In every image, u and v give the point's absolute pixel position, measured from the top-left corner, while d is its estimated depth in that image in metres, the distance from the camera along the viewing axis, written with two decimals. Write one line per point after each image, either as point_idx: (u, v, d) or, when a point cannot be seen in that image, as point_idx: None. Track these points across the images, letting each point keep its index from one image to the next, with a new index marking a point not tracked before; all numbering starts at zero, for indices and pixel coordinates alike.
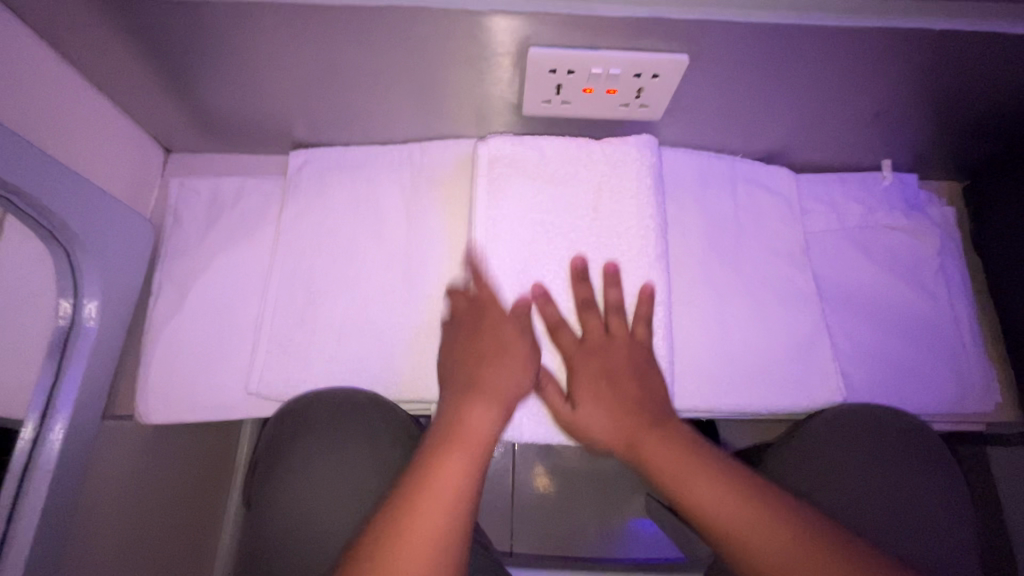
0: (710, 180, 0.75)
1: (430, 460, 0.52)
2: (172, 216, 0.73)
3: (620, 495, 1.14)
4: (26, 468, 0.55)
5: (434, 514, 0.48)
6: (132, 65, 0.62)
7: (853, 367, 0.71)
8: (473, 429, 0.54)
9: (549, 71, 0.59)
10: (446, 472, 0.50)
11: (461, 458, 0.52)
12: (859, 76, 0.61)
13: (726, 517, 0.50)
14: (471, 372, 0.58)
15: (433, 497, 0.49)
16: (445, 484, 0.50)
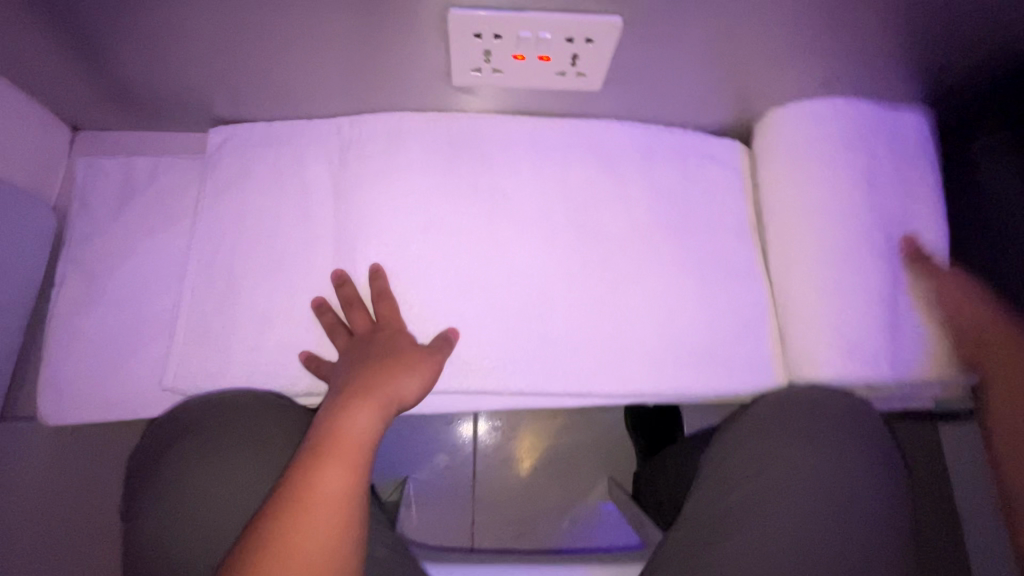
0: (657, 155, 0.71)
1: (307, 468, 0.49)
2: (79, 201, 0.68)
3: (582, 477, 1.13)
4: None
5: (325, 505, 0.47)
6: (13, 33, 0.56)
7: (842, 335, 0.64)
8: (352, 434, 0.52)
9: (475, 36, 0.55)
10: (327, 488, 0.48)
11: (348, 451, 0.51)
12: (804, 39, 0.58)
13: None
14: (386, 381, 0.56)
15: (320, 494, 0.47)
16: (328, 484, 0.48)
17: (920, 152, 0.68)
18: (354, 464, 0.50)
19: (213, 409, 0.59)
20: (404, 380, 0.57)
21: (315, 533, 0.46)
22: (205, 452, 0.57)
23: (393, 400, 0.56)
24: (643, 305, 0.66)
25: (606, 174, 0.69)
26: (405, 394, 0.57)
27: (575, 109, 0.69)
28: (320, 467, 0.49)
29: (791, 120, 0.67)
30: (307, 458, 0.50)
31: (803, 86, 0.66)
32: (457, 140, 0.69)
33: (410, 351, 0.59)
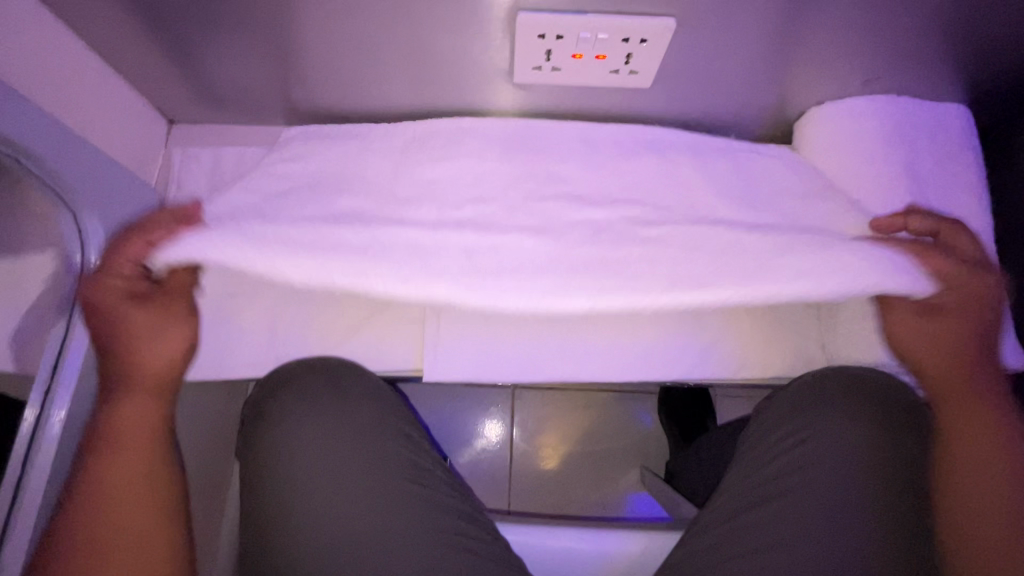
0: (700, 149, 0.76)
1: (95, 459, 0.60)
2: (176, 186, 0.76)
3: (615, 464, 1.17)
4: None
5: (131, 492, 0.62)
6: (133, 37, 0.64)
7: None
8: (132, 418, 0.63)
9: (538, 37, 0.60)
10: (132, 419, 0.63)
11: (137, 440, 0.63)
12: (846, 37, 0.62)
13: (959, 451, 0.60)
14: (120, 343, 0.61)
15: (114, 483, 0.61)
16: (124, 469, 0.62)
17: (963, 145, 0.71)
18: (145, 395, 0.64)
19: (298, 374, 0.67)
20: (165, 335, 0.64)
21: (126, 464, 0.62)
22: (293, 411, 0.65)
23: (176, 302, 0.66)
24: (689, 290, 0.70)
25: (652, 166, 0.74)
26: (181, 283, 0.66)
27: (624, 105, 0.74)
28: (115, 404, 0.62)
29: (836, 115, 0.72)
30: (102, 401, 0.62)
31: (844, 82, 0.69)
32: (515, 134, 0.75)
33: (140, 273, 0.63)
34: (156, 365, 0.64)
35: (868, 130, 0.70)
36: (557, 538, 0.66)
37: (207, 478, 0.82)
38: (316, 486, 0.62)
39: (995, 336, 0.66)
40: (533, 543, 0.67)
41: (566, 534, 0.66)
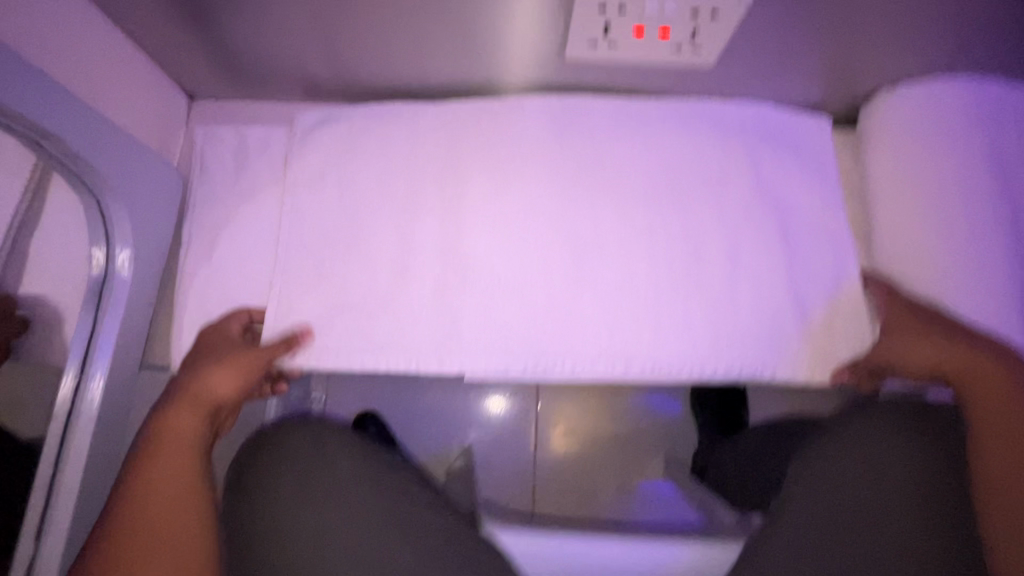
0: (757, 133, 0.70)
1: (131, 481, 0.52)
2: (199, 164, 0.71)
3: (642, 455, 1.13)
4: (70, 413, 0.58)
5: (160, 515, 0.50)
6: (153, 5, 0.59)
7: (993, 329, 0.61)
8: (181, 431, 0.55)
9: (598, 8, 0.54)
10: (175, 433, 0.54)
11: (187, 422, 0.55)
12: (938, 11, 0.56)
13: (995, 505, 0.50)
14: (202, 354, 0.60)
15: (152, 491, 0.51)
16: (160, 476, 0.52)
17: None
18: (198, 411, 0.56)
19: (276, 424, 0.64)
20: (222, 372, 0.58)
21: (168, 458, 0.53)
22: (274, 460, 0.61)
23: (171, 475, 0.52)
24: (749, 288, 0.65)
25: (709, 149, 0.68)
26: (185, 430, 0.55)
27: (680, 83, 0.68)
28: (167, 415, 0.55)
29: (908, 101, 0.66)
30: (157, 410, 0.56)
31: (925, 60, 0.64)
32: (564, 112, 0.69)
33: (255, 354, 0.60)
34: (209, 352, 0.60)
35: (948, 116, 0.64)
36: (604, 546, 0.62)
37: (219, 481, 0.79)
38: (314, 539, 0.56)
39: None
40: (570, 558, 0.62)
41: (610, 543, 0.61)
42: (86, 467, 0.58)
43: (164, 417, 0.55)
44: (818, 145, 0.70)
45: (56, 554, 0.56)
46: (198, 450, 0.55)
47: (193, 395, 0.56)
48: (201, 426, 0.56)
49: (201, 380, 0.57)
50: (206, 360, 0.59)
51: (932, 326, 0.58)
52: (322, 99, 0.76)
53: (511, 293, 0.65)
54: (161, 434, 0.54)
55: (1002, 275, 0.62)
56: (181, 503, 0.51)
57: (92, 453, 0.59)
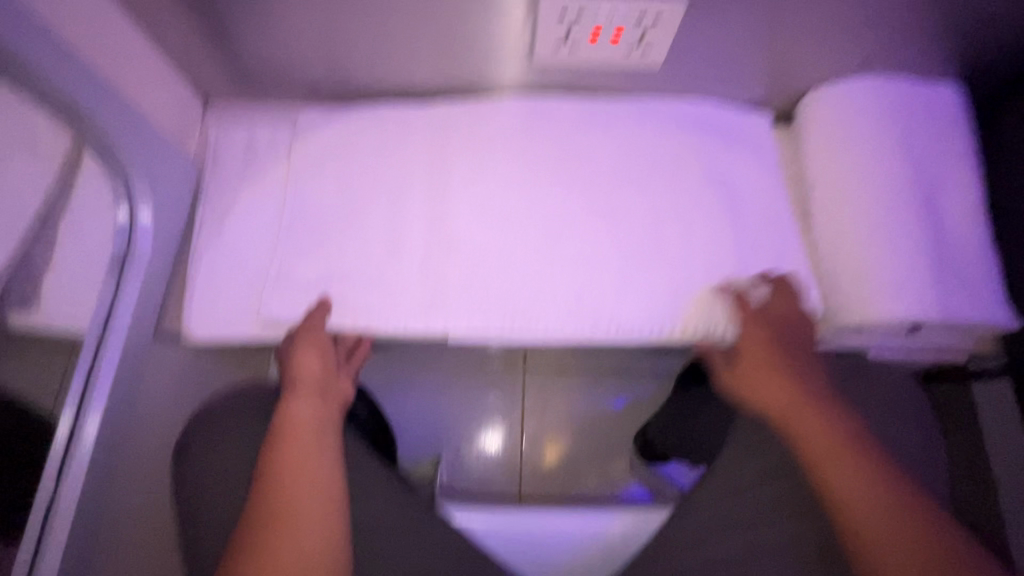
0: (705, 126, 0.80)
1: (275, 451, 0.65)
2: (213, 158, 0.79)
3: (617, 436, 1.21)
4: (90, 372, 0.64)
5: (314, 476, 0.64)
6: (178, 16, 0.69)
7: (919, 284, 0.67)
8: (304, 414, 0.69)
9: (557, 15, 0.64)
10: (301, 413, 0.68)
11: (308, 405, 0.69)
12: (845, 14, 0.66)
13: (840, 482, 0.62)
14: (290, 350, 0.72)
15: (303, 460, 0.64)
16: (295, 448, 0.65)
17: (957, 122, 0.75)
18: (312, 395, 0.70)
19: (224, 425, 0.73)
20: (312, 359, 0.71)
21: (303, 434, 0.67)
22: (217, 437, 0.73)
23: (316, 456, 0.66)
24: (701, 258, 0.73)
25: (663, 140, 0.78)
26: (308, 419, 0.69)
27: (636, 84, 0.78)
28: (290, 403, 0.69)
29: (834, 95, 0.76)
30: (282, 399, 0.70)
31: (844, 61, 0.74)
32: (536, 111, 0.78)
33: (320, 336, 0.72)
34: (294, 347, 0.72)
35: (867, 107, 0.74)
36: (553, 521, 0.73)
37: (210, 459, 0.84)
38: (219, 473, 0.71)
39: (987, 296, 0.69)
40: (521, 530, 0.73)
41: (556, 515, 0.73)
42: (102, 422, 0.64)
43: (289, 409, 0.69)
44: (761, 137, 0.80)
45: (75, 491, 0.62)
46: (323, 434, 0.68)
47: (304, 384, 0.70)
48: (319, 413, 0.70)
49: (302, 368, 0.71)
50: (297, 355, 0.72)
51: (774, 340, 0.71)
52: (323, 103, 0.86)
53: (486, 265, 0.72)
54: (288, 423, 0.68)
55: (921, 238, 0.69)
56: (326, 476, 0.65)
57: (109, 410, 0.65)
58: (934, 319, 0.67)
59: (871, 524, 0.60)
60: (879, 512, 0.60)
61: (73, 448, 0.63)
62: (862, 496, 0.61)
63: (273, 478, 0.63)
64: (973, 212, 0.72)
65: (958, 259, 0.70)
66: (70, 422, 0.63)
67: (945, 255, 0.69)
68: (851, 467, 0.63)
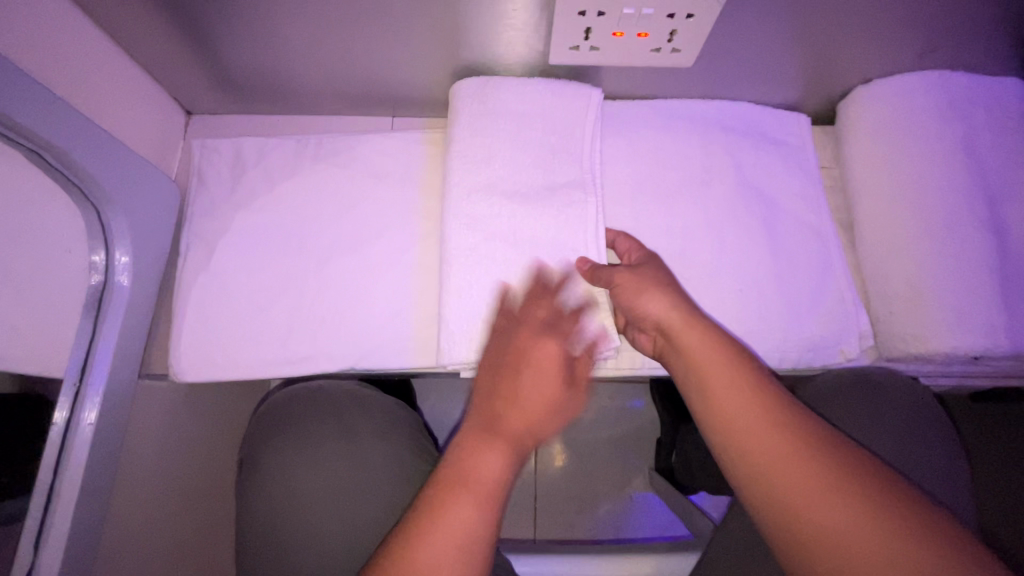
0: (736, 129, 0.72)
1: (441, 509, 0.47)
2: (196, 177, 0.72)
3: (628, 445, 1.16)
4: (74, 401, 0.58)
5: (444, 559, 0.44)
6: (152, 24, 0.61)
7: (981, 308, 0.60)
8: (486, 471, 0.49)
9: (578, 14, 0.57)
10: (488, 467, 0.49)
11: (497, 452, 0.50)
12: (906, 5, 0.58)
13: (741, 430, 0.48)
14: (518, 351, 0.54)
15: (440, 540, 0.45)
16: (449, 527, 0.46)
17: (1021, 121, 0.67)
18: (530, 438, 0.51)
19: (306, 412, 0.68)
20: (540, 372, 0.53)
21: (478, 491, 0.48)
22: (292, 435, 0.66)
23: (468, 528, 0.46)
24: (738, 277, 0.66)
25: (691, 145, 0.70)
26: (493, 475, 0.49)
27: (661, 85, 0.71)
28: (486, 452, 0.50)
29: (885, 92, 0.68)
30: (477, 443, 0.50)
31: (896, 56, 0.66)
32: (550, 101, 0.66)
33: (557, 344, 0.55)
34: (528, 356, 0.54)
35: (922, 106, 0.66)
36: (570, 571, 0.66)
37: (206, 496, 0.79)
38: (286, 468, 0.65)
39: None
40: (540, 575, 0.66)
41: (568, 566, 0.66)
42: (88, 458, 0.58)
43: (478, 461, 0.49)
44: (799, 140, 0.73)
45: (56, 560, 0.55)
46: (501, 501, 0.49)
47: (517, 431, 0.51)
48: (509, 466, 0.50)
49: (537, 387, 0.52)
50: (526, 373, 0.53)
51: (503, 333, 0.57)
52: (315, 111, 0.78)
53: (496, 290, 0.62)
54: (473, 476, 0.48)
55: (985, 256, 0.62)
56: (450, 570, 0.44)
57: (94, 443, 0.59)
58: (1001, 349, 0.60)
59: (825, 527, 0.42)
60: (811, 486, 0.44)
61: (52, 514, 0.56)
62: (801, 478, 0.44)
63: (410, 549, 0.45)
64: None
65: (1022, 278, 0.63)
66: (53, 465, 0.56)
67: (1009, 274, 0.62)
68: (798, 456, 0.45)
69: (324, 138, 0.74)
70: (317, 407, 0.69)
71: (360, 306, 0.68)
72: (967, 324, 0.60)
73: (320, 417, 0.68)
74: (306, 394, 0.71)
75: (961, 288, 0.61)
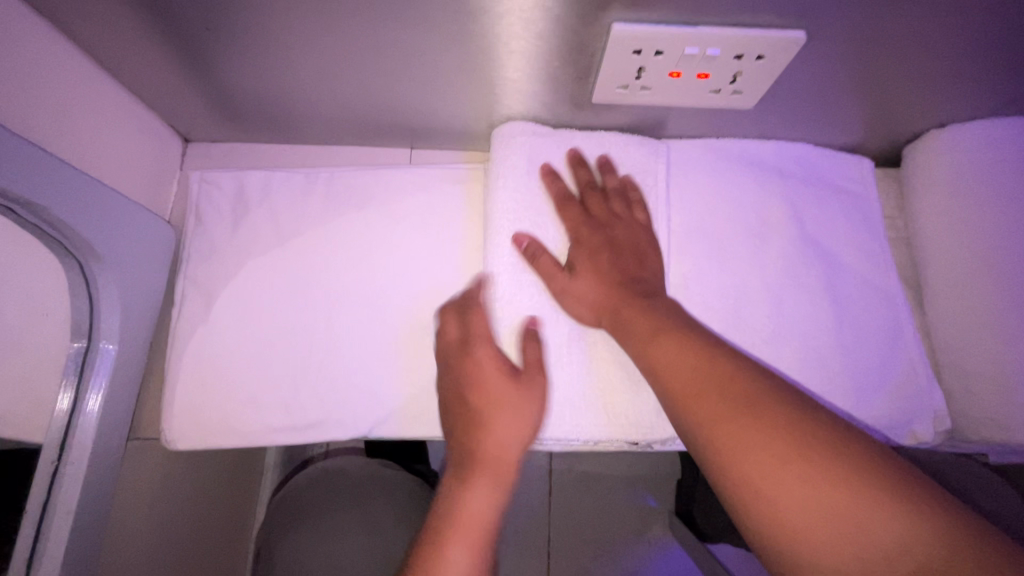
0: (792, 174, 0.65)
1: (436, 555, 0.46)
2: (193, 215, 0.65)
3: (646, 488, 1.10)
4: (52, 479, 0.52)
5: None
6: (146, 51, 0.54)
7: None
8: (474, 512, 0.49)
9: (633, 53, 0.49)
10: (474, 510, 0.49)
11: (484, 490, 0.50)
12: (1006, 51, 0.51)
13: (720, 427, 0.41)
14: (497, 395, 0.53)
15: None
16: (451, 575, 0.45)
17: None
18: (492, 485, 0.50)
19: (321, 489, 0.70)
20: (519, 424, 0.51)
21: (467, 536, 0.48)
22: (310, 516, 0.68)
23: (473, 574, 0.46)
24: (796, 347, 0.59)
25: (743, 193, 0.63)
26: (483, 515, 0.49)
27: (711, 125, 0.64)
28: (468, 487, 0.50)
29: (965, 139, 0.60)
30: (456, 480, 0.51)
31: (979, 102, 0.59)
32: None
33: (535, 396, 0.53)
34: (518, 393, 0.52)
35: (1007, 159, 0.59)
36: None
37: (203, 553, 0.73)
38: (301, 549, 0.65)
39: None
40: None
41: None
42: (69, 545, 0.52)
43: (465, 494, 0.49)
44: (862, 187, 0.66)
45: None
46: (491, 545, 0.49)
47: (495, 467, 0.51)
48: (496, 505, 0.50)
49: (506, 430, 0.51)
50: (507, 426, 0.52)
51: (618, 243, 0.56)
52: (325, 142, 0.71)
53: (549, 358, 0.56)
54: (461, 514, 0.49)
55: None
56: None
57: (75, 526, 0.52)
58: None
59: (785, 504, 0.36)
60: (783, 452, 0.38)
61: None
62: (762, 440, 0.39)
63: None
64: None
65: None
66: (28, 553, 0.50)
67: None
68: (791, 467, 0.37)
69: (336, 173, 0.67)
70: (342, 485, 0.71)
71: (374, 365, 0.62)
72: None
73: (338, 495, 0.70)
74: (326, 472, 0.73)
75: None
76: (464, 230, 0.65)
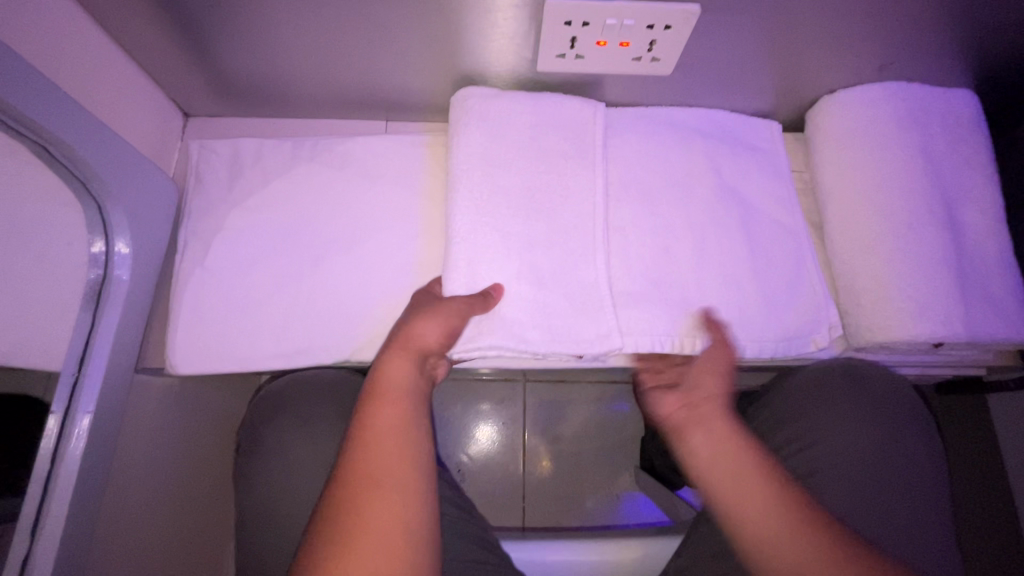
0: (711, 135, 0.76)
1: (363, 413, 0.55)
2: (193, 176, 0.74)
3: (614, 445, 1.18)
4: (73, 390, 0.59)
5: (378, 456, 0.51)
6: (154, 29, 0.63)
7: (939, 302, 0.65)
8: (390, 381, 0.58)
9: (564, 24, 0.60)
10: (390, 378, 0.58)
11: (399, 367, 0.59)
12: (863, 21, 0.63)
13: (753, 501, 0.53)
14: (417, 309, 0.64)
15: (375, 440, 0.53)
16: (380, 424, 0.54)
17: (972, 129, 0.73)
18: (408, 362, 0.60)
19: (294, 397, 0.71)
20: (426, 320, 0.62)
21: (389, 400, 0.56)
22: (287, 424, 0.69)
23: (404, 419, 0.55)
24: (715, 274, 0.70)
25: (670, 149, 0.74)
26: (401, 382, 0.58)
27: (641, 93, 0.75)
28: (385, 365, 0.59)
29: (848, 101, 0.73)
30: (376, 366, 0.61)
31: (857, 69, 0.71)
32: (537, 107, 0.69)
33: (453, 304, 0.62)
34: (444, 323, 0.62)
35: (882, 116, 0.71)
36: (564, 552, 0.67)
37: (196, 487, 0.80)
38: (274, 454, 0.67)
39: (1010, 310, 0.67)
40: (533, 559, 0.68)
41: (562, 549, 0.67)
42: (86, 447, 0.59)
43: (381, 370, 0.59)
44: (772, 145, 0.77)
45: (52, 550, 0.56)
46: (413, 401, 0.57)
47: (406, 347, 0.61)
48: (414, 377, 0.59)
49: (421, 325, 0.62)
50: (419, 320, 0.62)
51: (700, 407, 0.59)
52: (311, 115, 0.81)
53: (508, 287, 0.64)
54: (382, 383, 0.58)
55: (942, 251, 0.67)
56: (388, 464, 0.51)
57: (93, 432, 0.60)
58: (957, 336, 0.65)
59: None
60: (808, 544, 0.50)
61: (49, 503, 0.56)
62: (790, 540, 0.50)
63: (360, 448, 0.52)
64: (992, 223, 0.70)
65: (973, 273, 0.68)
66: (51, 453, 0.57)
67: (963, 270, 0.67)
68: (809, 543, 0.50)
69: (320, 139, 0.76)
70: (316, 394, 0.71)
71: (353, 302, 0.70)
72: (927, 316, 0.65)
73: (315, 403, 0.70)
74: (297, 382, 0.73)
75: (920, 283, 0.65)
76: (434, 186, 0.75)
